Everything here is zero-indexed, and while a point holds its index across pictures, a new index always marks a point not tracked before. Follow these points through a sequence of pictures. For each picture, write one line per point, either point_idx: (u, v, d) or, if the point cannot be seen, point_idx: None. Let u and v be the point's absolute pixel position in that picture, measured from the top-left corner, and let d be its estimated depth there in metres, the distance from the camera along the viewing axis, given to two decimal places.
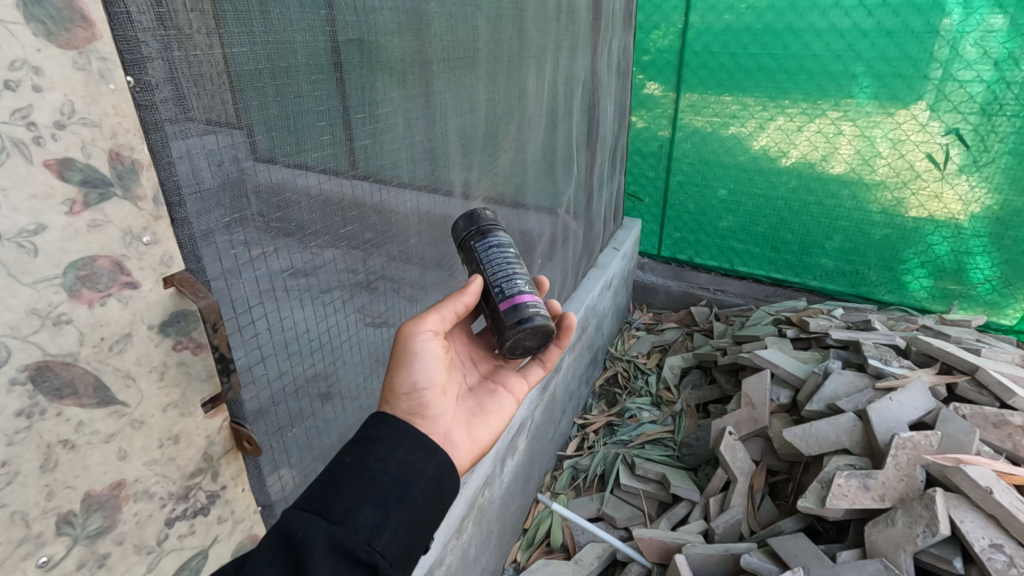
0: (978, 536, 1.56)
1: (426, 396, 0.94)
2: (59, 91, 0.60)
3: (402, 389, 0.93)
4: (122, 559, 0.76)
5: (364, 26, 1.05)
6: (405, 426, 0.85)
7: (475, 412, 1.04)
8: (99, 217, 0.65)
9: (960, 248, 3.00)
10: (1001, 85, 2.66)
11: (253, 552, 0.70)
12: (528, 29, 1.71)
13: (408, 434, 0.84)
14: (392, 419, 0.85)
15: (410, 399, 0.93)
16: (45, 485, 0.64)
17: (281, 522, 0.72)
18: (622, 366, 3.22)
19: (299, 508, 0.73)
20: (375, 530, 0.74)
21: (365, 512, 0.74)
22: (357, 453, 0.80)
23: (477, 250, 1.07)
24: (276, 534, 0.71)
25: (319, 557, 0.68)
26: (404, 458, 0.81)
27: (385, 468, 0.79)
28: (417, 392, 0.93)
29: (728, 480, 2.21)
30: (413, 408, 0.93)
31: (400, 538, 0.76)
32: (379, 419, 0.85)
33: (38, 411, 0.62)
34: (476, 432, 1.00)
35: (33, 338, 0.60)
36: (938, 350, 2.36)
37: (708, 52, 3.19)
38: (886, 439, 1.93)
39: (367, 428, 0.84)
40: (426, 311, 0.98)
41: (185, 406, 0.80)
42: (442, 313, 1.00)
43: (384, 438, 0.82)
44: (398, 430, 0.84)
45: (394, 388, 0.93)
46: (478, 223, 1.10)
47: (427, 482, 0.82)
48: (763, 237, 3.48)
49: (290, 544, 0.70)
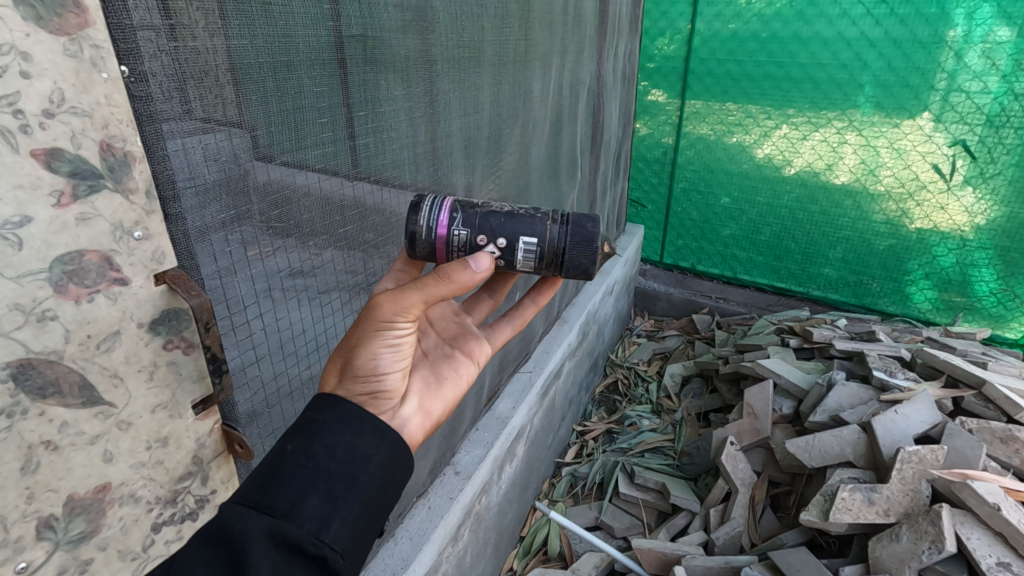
0: (985, 554, 1.53)
1: (386, 382, 0.83)
2: (48, 79, 0.57)
3: (359, 371, 0.81)
4: (105, 565, 0.73)
5: (367, 21, 1.02)
6: (352, 407, 0.77)
7: (429, 381, 0.97)
8: (88, 210, 0.63)
9: (964, 260, 2.97)
10: (1008, 98, 2.64)
11: (188, 549, 0.65)
12: (534, 31, 1.69)
13: (355, 416, 0.76)
14: (338, 400, 0.77)
15: (367, 382, 0.81)
16: (26, 488, 0.62)
17: (217, 517, 0.66)
18: (622, 373, 3.20)
19: (239, 502, 0.67)
20: (323, 522, 0.68)
21: (311, 503, 0.68)
22: (301, 439, 0.72)
23: (537, 255, 0.99)
24: (212, 532, 0.65)
25: (258, 554, 0.62)
26: (352, 443, 0.74)
27: (331, 454, 0.72)
28: (378, 374, 0.82)
29: (728, 491, 2.17)
30: (371, 393, 0.82)
31: (351, 527, 0.70)
32: (321, 400, 0.78)
33: (19, 411, 0.60)
34: (429, 405, 0.92)
35: (14, 334, 0.58)
36: (944, 363, 2.33)
37: (714, 59, 3.17)
38: (890, 453, 1.90)
39: (311, 412, 0.76)
40: (411, 289, 0.81)
41: (175, 407, 0.77)
42: (428, 301, 0.83)
43: (328, 422, 0.75)
44: (345, 412, 0.76)
45: (354, 367, 0.81)
46: (570, 268, 1.01)
47: (378, 466, 0.75)
48: (766, 246, 3.45)
49: (227, 542, 0.64)
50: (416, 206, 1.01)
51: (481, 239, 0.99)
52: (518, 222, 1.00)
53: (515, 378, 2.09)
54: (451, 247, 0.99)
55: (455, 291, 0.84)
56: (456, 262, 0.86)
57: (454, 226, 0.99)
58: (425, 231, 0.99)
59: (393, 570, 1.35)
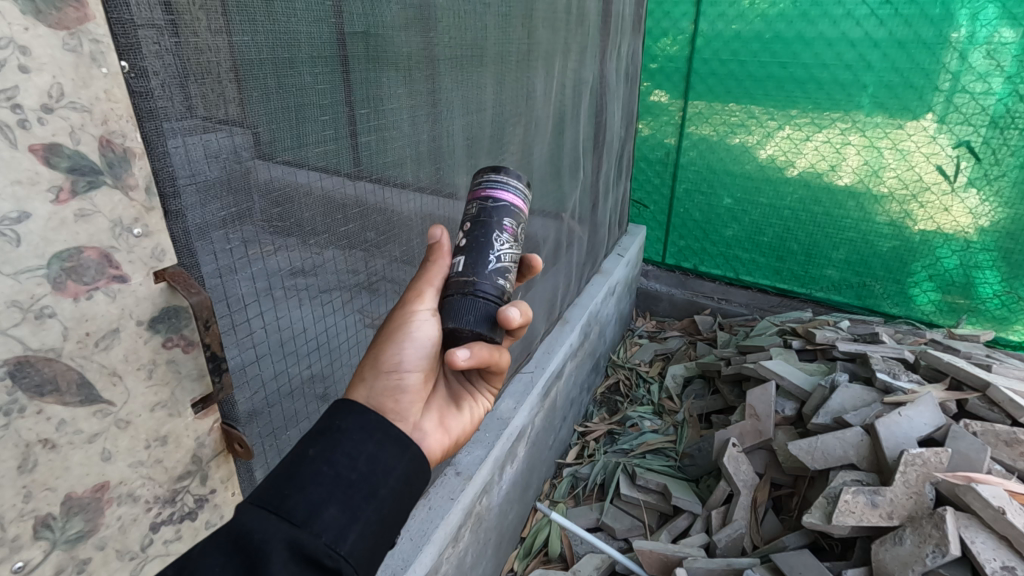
0: (990, 558, 1.52)
1: (407, 380, 0.85)
2: (47, 73, 0.57)
3: (384, 364, 0.85)
4: (103, 564, 0.72)
5: (370, 19, 1.02)
6: (376, 417, 0.77)
7: (449, 402, 0.96)
8: (86, 206, 0.62)
9: (968, 262, 2.96)
10: (1012, 98, 2.63)
11: (202, 550, 0.64)
12: (538, 29, 1.68)
13: (379, 427, 0.76)
14: (361, 408, 0.77)
15: (388, 378, 0.84)
16: (23, 486, 0.61)
17: (235, 520, 0.65)
18: (624, 374, 3.19)
19: (257, 505, 0.66)
20: (340, 533, 0.67)
21: (329, 513, 0.67)
22: (323, 445, 0.72)
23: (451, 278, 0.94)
24: (229, 535, 0.64)
25: (276, 565, 0.62)
26: (373, 454, 0.73)
27: (353, 464, 0.71)
28: (399, 369, 0.85)
29: (730, 494, 2.16)
30: (391, 388, 0.84)
31: (367, 540, 0.69)
32: (344, 406, 0.77)
33: (17, 409, 0.59)
34: (449, 422, 0.92)
35: (12, 332, 0.57)
36: (948, 365, 2.31)
37: (717, 59, 3.16)
38: (894, 455, 1.89)
39: (333, 418, 0.75)
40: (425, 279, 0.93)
41: (175, 406, 0.77)
42: (438, 290, 0.93)
43: (351, 430, 0.74)
44: (368, 422, 0.75)
45: (377, 361, 0.85)
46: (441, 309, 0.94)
47: (397, 479, 0.75)
48: (769, 247, 3.44)
49: (244, 548, 0.63)
50: (499, 172, 0.98)
51: (465, 223, 0.96)
52: (485, 255, 0.92)
53: (517, 378, 2.08)
54: (467, 204, 0.98)
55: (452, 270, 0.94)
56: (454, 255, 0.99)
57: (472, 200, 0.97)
58: (478, 181, 0.98)
59: (393, 571, 1.34)
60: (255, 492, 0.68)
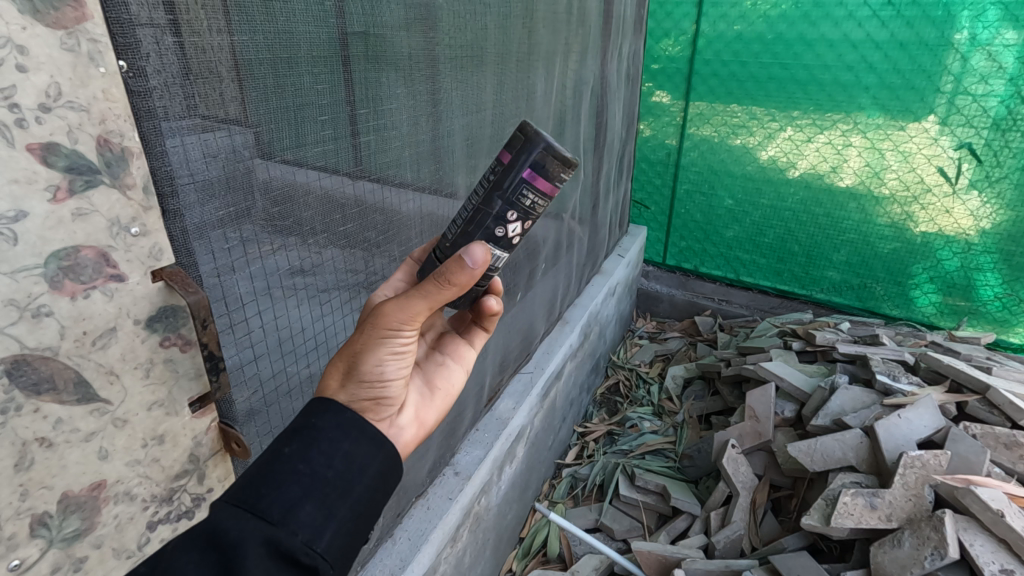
0: (989, 560, 1.51)
1: (388, 390, 0.82)
2: (44, 73, 0.57)
3: (365, 377, 0.79)
4: (99, 563, 0.72)
5: (370, 20, 1.01)
6: (353, 415, 0.76)
7: (423, 393, 0.96)
8: (83, 205, 0.62)
9: (969, 264, 2.96)
10: (1014, 100, 2.62)
11: (176, 548, 0.63)
12: (538, 29, 1.68)
13: (354, 424, 0.75)
14: (338, 406, 0.76)
15: (371, 388, 0.80)
16: (19, 484, 0.61)
17: (209, 519, 0.64)
18: (624, 374, 3.19)
19: (232, 503, 0.66)
20: (316, 531, 0.67)
21: (306, 511, 0.67)
22: (299, 443, 0.71)
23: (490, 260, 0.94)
24: (203, 533, 0.64)
25: (252, 563, 0.62)
26: (350, 452, 0.73)
27: (329, 462, 0.71)
28: (383, 381, 0.81)
29: (728, 495, 2.16)
30: (374, 398, 0.81)
31: (343, 537, 0.70)
32: (320, 403, 0.76)
33: (14, 407, 0.59)
34: (425, 414, 0.92)
35: (9, 330, 0.58)
36: (948, 367, 2.30)
37: (719, 60, 3.16)
38: (893, 457, 1.89)
39: (309, 416, 0.74)
40: (415, 297, 0.78)
41: (172, 405, 0.77)
42: (431, 308, 0.80)
43: (328, 427, 0.74)
44: (344, 420, 0.75)
45: (357, 373, 0.79)
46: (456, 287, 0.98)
47: (373, 477, 0.75)
48: (770, 248, 3.43)
49: (219, 546, 0.63)
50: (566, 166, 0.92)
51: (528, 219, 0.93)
52: None
53: (516, 379, 2.08)
54: (532, 192, 0.90)
55: (458, 292, 0.80)
56: (453, 257, 0.78)
57: (544, 196, 0.91)
58: (555, 177, 0.89)
59: (391, 571, 1.34)
60: (229, 490, 0.68)
